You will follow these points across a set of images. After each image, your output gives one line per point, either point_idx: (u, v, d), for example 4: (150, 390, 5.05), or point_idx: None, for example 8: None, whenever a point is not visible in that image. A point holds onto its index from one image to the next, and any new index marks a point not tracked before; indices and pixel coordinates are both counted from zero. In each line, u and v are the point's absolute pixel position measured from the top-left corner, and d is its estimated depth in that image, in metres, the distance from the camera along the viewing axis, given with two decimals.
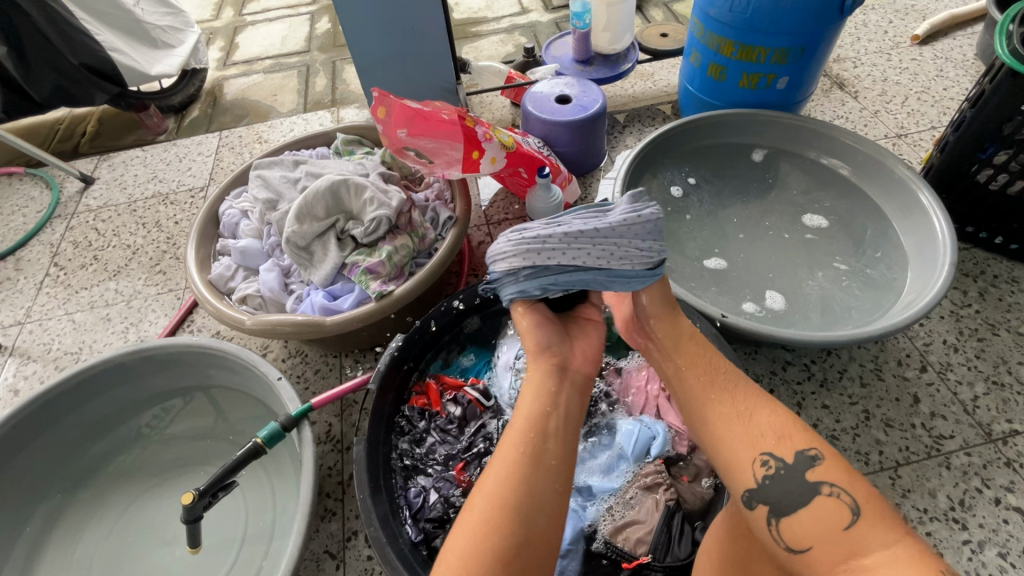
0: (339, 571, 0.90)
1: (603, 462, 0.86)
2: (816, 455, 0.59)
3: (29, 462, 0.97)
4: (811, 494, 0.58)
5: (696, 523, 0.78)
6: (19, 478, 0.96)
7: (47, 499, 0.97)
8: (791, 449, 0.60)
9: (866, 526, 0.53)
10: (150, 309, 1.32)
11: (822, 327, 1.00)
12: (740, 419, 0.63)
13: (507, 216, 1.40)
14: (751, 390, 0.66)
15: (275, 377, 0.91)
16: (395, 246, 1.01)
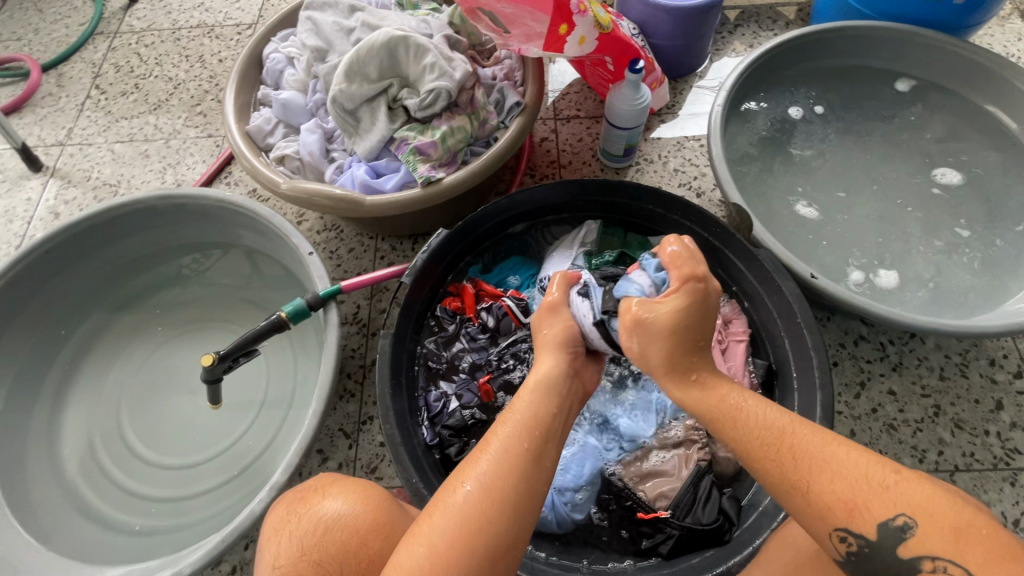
0: (351, 450, 0.91)
1: (638, 401, 0.80)
2: (903, 519, 0.43)
3: (62, 290, 0.96)
4: (906, 570, 0.42)
5: (724, 489, 0.74)
6: (51, 305, 0.95)
7: (81, 326, 0.99)
8: (872, 520, 0.43)
9: None
10: (188, 153, 1.25)
11: (923, 308, 0.86)
12: (796, 489, 0.46)
13: (579, 113, 1.23)
14: (801, 428, 0.49)
15: (305, 252, 0.85)
16: (451, 127, 0.88)
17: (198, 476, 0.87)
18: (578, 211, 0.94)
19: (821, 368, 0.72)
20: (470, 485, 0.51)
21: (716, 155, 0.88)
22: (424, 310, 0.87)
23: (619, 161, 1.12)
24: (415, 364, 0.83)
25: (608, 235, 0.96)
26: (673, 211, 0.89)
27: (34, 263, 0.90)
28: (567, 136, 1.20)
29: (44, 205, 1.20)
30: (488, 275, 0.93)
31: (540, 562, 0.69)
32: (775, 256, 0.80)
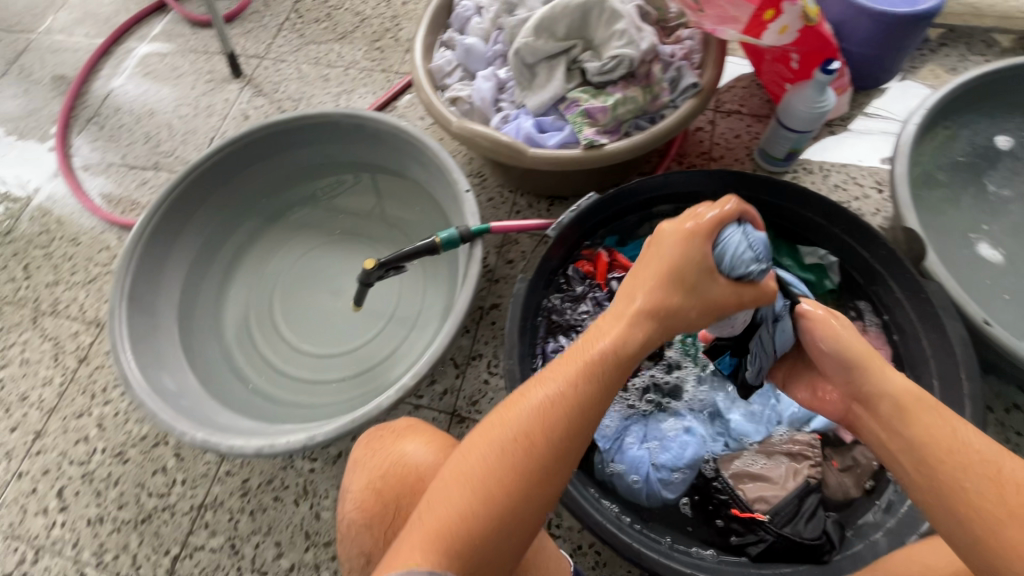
0: (458, 379, 0.98)
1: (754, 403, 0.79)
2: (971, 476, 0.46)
3: (236, 189, 1.06)
4: None
5: (829, 513, 0.72)
6: (227, 202, 1.06)
7: (244, 226, 1.09)
8: None
9: None
10: (362, 83, 1.36)
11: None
12: (1007, 517, 0.42)
13: (742, 108, 1.18)
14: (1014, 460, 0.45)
15: (462, 189, 0.90)
16: (625, 96, 0.89)
17: (327, 367, 0.98)
18: None
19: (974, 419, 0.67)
20: (508, 428, 0.49)
21: (899, 175, 0.82)
22: (557, 267, 0.89)
23: (776, 166, 1.08)
24: (540, 314, 0.87)
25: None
26: (835, 224, 0.85)
27: (222, 159, 1.00)
28: (724, 130, 1.16)
29: (238, 107, 1.36)
30: (624, 249, 0.95)
31: (626, 524, 0.70)
32: (945, 292, 0.75)
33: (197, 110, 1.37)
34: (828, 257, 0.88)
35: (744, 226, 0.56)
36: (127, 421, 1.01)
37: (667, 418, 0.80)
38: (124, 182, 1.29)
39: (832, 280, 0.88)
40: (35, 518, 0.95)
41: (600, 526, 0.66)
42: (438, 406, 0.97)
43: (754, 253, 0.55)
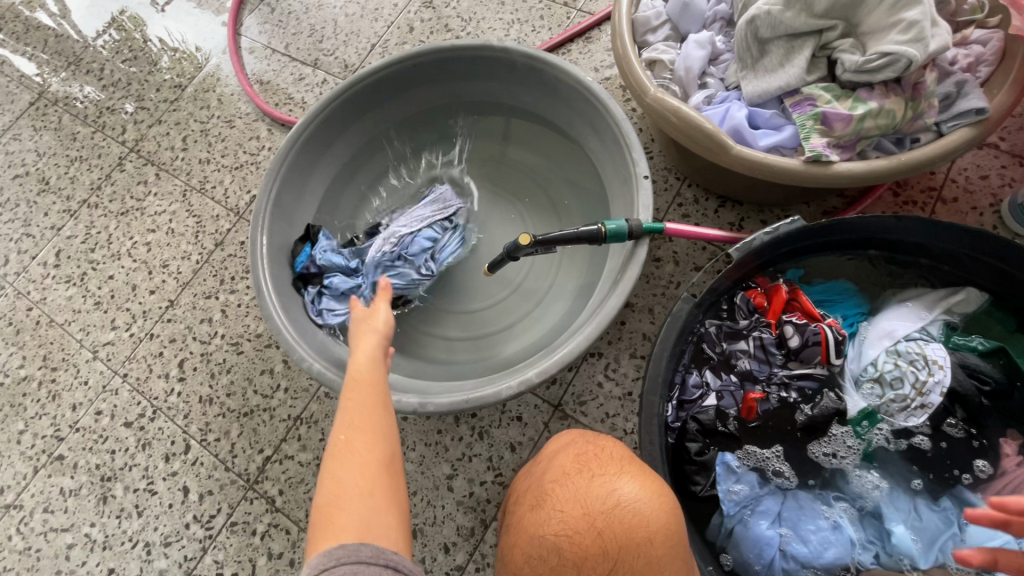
0: (569, 373, 0.90)
1: (925, 525, 0.66)
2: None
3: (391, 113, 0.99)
4: None
5: None
6: (377, 123, 0.99)
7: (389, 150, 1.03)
8: None
9: None
10: (537, 14, 1.21)
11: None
12: None
13: (1001, 143, 0.93)
14: None
15: (641, 173, 0.77)
16: (881, 107, 0.70)
17: (444, 320, 0.95)
18: (965, 270, 0.74)
19: None
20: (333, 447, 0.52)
21: None
22: (723, 293, 0.76)
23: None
24: (692, 339, 0.75)
25: (987, 318, 0.74)
26: None
27: (386, 77, 0.93)
28: (969, 166, 0.92)
29: (404, 15, 1.28)
30: (808, 287, 0.79)
31: None
32: None
33: (363, 11, 1.30)
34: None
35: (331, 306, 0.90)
36: (246, 315, 1.05)
37: (806, 501, 0.69)
38: (282, 73, 1.28)
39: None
40: (157, 380, 1.03)
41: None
42: (543, 395, 0.90)
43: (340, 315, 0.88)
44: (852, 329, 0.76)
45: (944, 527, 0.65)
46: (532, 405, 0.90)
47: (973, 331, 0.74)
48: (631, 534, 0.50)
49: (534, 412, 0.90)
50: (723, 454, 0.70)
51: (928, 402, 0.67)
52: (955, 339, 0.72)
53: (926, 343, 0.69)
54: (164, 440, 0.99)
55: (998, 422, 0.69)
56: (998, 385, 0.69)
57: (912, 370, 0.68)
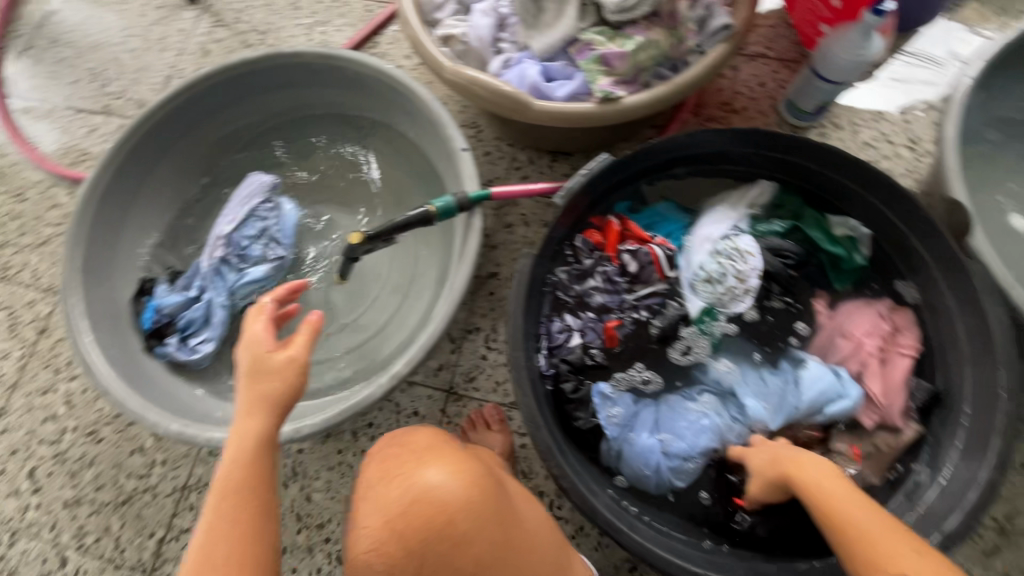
0: (453, 354, 0.93)
1: (774, 391, 0.74)
2: (857, 522, 0.54)
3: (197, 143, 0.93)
4: None
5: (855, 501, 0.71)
6: (185, 157, 0.92)
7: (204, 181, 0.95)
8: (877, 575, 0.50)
9: None
10: (337, 13, 1.18)
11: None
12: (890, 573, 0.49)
13: (768, 52, 1.06)
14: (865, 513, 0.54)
15: (459, 146, 0.79)
16: (647, 40, 0.77)
17: (315, 343, 0.91)
18: (756, 165, 0.83)
19: (1008, 414, 0.63)
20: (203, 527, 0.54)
21: (948, 138, 0.73)
22: (563, 237, 0.80)
23: (803, 120, 0.98)
24: (545, 290, 0.78)
25: (782, 202, 0.84)
26: (872, 192, 0.77)
27: (178, 106, 0.86)
28: (747, 77, 1.04)
29: (194, 40, 1.19)
30: (637, 215, 0.86)
31: (634, 522, 0.67)
32: (990, 275, 0.68)
33: (148, 43, 1.19)
34: (862, 228, 0.80)
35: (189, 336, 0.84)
36: (97, 399, 0.94)
37: (674, 403, 0.76)
38: (70, 129, 1.14)
39: (864, 254, 0.80)
40: (8, 500, 0.90)
41: (608, 520, 0.64)
42: (433, 383, 0.92)
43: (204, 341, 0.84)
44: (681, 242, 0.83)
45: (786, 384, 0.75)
46: (425, 396, 0.91)
47: (778, 217, 0.84)
48: (433, 521, 0.50)
49: (429, 402, 0.91)
50: (596, 385, 0.76)
51: (750, 286, 0.76)
52: (762, 226, 0.82)
53: (738, 238, 0.79)
54: (34, 563, 0.87)
55: (807, 288, 0.81)
56: (799, 256, 0.80)
57: (730, 264, 0.77)
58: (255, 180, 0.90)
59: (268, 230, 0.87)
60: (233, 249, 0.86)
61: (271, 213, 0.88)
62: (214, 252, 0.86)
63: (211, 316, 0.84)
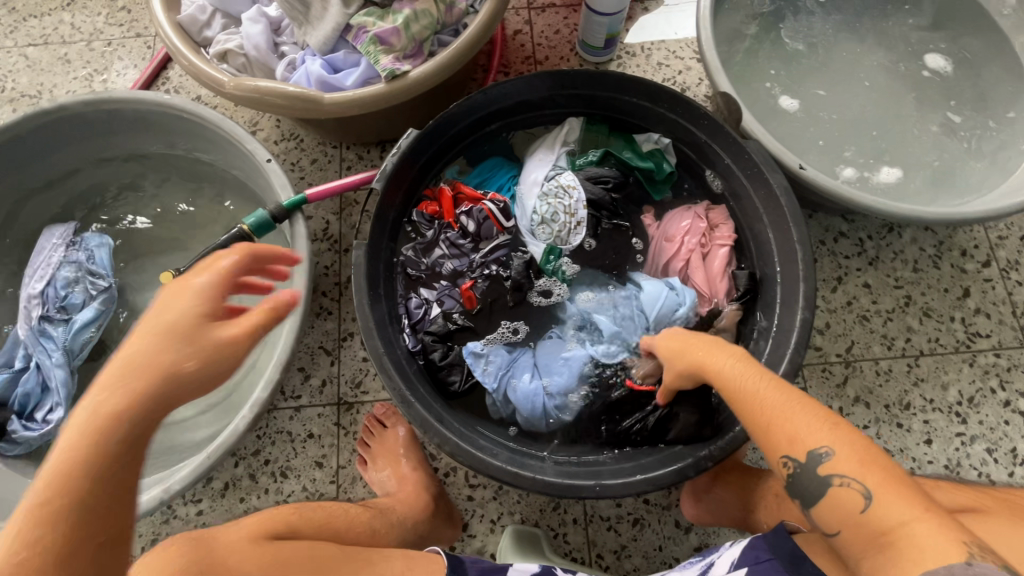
0: (333, 367, 0.91)
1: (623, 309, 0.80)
2: (827, 448, 0.47)
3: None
4: (820, 484, 0.47)
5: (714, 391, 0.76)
6: None
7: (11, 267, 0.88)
8: (803, 447, 0.48)
9: (882, 509, 0.44)
10: (116, 56, 1.10)
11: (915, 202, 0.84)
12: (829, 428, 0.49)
13: (555, 0, 1.11)
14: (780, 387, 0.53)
15: (263, 159, 0.77)
16: (415, 11, 0.78)
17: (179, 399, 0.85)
18: (558, 106, 0.88)
19: (804, 262, 0.72)
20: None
21: (705, 40, 0.82)
22: (400, 216, 0.83)
23: (599, 56, 1.05)
24: (394, 272, 0.82)
25: (593, 133, 0.90)
26: (659, 104, 0.83)
27: None
28: (543, 28, 1.09)
29: None
30: (467, 177, 0.90)
31: (527, 462, 0.70)
32: (763, 148, 0.76)
33: None
34: (663, 140, 0.87)
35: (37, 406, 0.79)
36: None
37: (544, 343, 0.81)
38: None
39: (671, 162, 0.88)
40: None
41: (500, 472, 0.66)
42: (320, 401, 0.89)
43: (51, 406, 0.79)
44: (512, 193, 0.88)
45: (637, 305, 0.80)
46: (316, 416, 0.89)
47: (591, 147, 0.90)
48: None
49: (321, 420, 0.88)
50: (466, 346, 0.79)
51: (580, 219, 0.81)
52: (578, 161, 0.88)
53: (560, 176, 0.83)
54: None
55: (631, 206, 0.88)
56: (618, 180, 0.85)
57: (557, 202, 0.81)
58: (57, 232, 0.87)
59: (83, 268, 0.84)
60: (49, 303, 0.82)
61: (83, 253, 0.85)
62: (32, 314, 0.82)
63: (49, 380, 0.79)
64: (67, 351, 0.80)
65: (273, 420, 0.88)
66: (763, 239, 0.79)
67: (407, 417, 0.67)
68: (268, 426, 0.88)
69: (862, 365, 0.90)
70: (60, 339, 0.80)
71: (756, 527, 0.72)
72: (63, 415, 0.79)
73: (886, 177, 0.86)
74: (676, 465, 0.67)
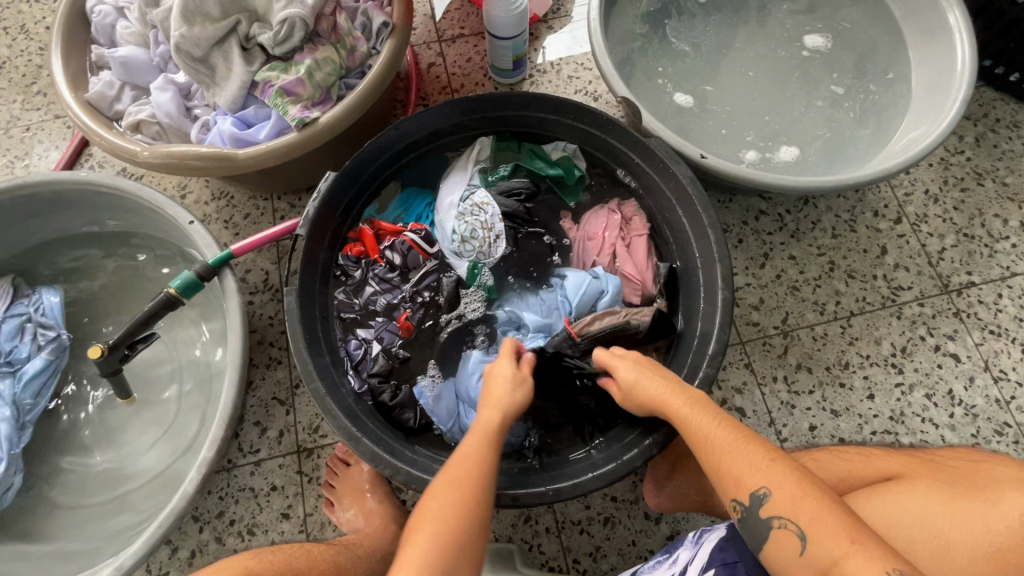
0: (289, 416, 0.90)
1: (545, 305, 0.84)
2: (765, 490, 0.51)
3: None
4: (763, 526, 0.51)
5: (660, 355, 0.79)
6: None
7: None
8: (745, 489, 0.52)
9: (818, 546, 0.48)
10: (37, 140, 1.10)
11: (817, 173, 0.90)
12: (768, 465, 0.53)
13: (463, 31, 1.16)
14: (714, 423, 0.58)
15: (185, 221, 0.78)
16: (316, 60, 0.81)
17: (130, 477, 0.83)
18: (472, 130, 0.90)
19: (718, 243, 0.75)
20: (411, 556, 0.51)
21: (598, 50, 0.87)
22: (328, 261, 0.84)
23: (510, 77, 1.09)
24: (329, 317, 0.83)
25: (503, 149, 0.93)
26: (565, 115, 0.86)
27: None
28: (455, 58, 1.14)
29: None
30: (386, 212, 0.92)
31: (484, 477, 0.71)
32: (664, 142, 0.80)
33: None
34: (569, 147, 0.91)
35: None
36: None
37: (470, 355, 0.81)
38: None
39: (580, 167, 0.91)
40: None
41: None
42: (280, 451, 0.89)
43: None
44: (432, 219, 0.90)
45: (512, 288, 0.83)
46: (277, 467, 0.88)
47: (503, 163, 0.93)
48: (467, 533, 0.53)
49: (283, 471, 0.88)
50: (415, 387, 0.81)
51: (498, 231, 0.84)
52: (491, 178, 0.90)
53: (474, 194, 0.86)
54: None
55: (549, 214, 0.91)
56: (529, 189, 0.89)
57: (473, 219, 0.84)
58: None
59: (29, 319, 0.84)
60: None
61: (29, 305, 0.85)
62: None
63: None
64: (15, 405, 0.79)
65: (234, 478, 0.87)
66: (680, 227, 0.82)
67: (357, 452, 0.68)
68: (229, 486, 0.87)
69: (799, 333, 0.93)
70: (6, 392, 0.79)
71: (721, 509, 0.75)
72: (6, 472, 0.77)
73: (783, 155, 0.92)
74: (625, 457, 0.68)
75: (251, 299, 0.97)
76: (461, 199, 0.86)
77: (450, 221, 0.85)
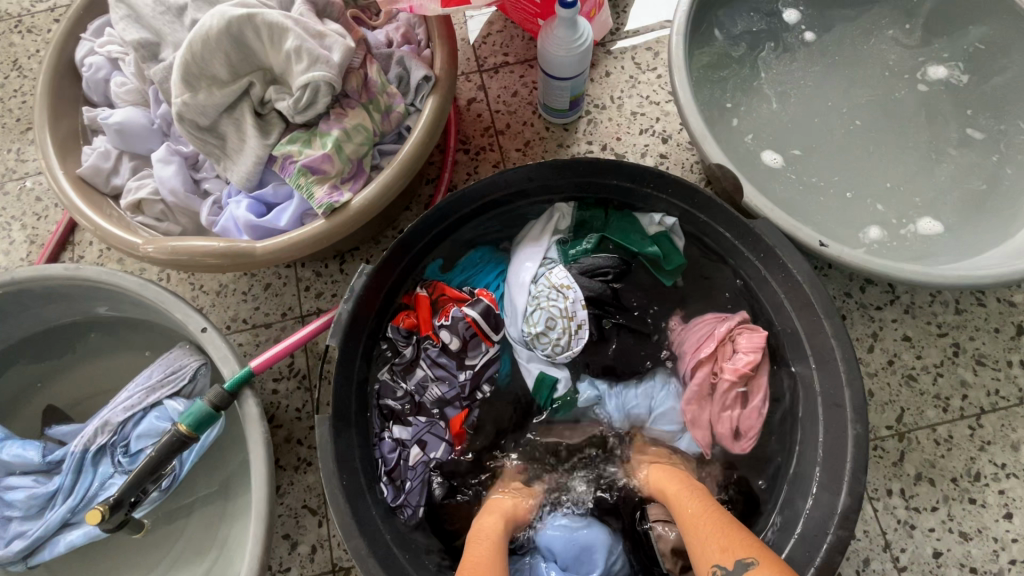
0: (323, 528, 0.79)
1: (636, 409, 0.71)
2: (752, 558, 0.52)
3: None
4: None
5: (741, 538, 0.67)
6: None
7: None
8: (732, 555, 0.53)
9: None
10: (33, 196, 0.99)
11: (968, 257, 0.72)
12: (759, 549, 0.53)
13: (507, 58, 1.00)
14: (720, 514, 0.59)
15: (197, 328, 0.66)
16: (346, 129, 0.67)
17: None
18: (530, 197, 0.75)
19: (846, 358, 0.62)
20: None
21: (685, 102, 0.71)
22: (374, 334, 0.73)
23: (565, 116, 0.93)
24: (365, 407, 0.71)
25: (585, 218, 0.78)
26: (645, 184, 0.71)
27: None
28: (499, 92, 0.98)
29: None
30: (450, 274, 0.79)
31: None
32: (774, 227, 0.65)
33: None
34: (668, 219, 0.74)
35: (20, 519, 0.71)
36: None
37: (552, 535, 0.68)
38: None
39: (677, 248, 0.75)
40: None
41: None
42: (312, 571, 0.78)
43: (12, 535, 0.70)
44: (501, 292, 0.78)
45: (524, 321, 0.72)
46: None
47: (584, 232, 0.78)
48: None
49: None
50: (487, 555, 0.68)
51: (580, 319, 0.70)
52: (572, 251, 0.76)
53: (550, 273, 0.73)
54: None
55: (638, 298, 0.75)
56: (618, 268, 0.75)
57: (550, 304, 0.71)
58: (183, 363, 0.72)
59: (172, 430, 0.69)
60: (119, 437, 0.70)
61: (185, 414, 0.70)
62: (94, 437, 0.70)
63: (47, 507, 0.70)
64: (81, 498, 0.69)
65: None
66: (788, 326, 0.68)
67: None
68: None
69: (918, 436, 0.78)
70: (97, 481, 0.69)
71: None
72: (15, 550, 0.69)
73: (919, 227, 0.75)
74: None
75: (276, 386, 0.85)
76: (539, 284, 0.73)
77: (516, 316, 0.73)
